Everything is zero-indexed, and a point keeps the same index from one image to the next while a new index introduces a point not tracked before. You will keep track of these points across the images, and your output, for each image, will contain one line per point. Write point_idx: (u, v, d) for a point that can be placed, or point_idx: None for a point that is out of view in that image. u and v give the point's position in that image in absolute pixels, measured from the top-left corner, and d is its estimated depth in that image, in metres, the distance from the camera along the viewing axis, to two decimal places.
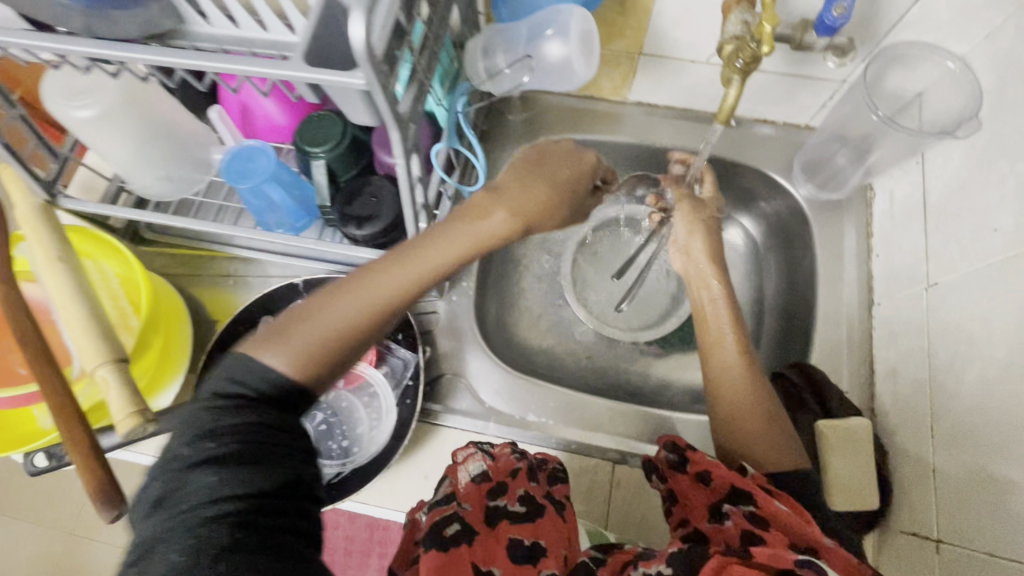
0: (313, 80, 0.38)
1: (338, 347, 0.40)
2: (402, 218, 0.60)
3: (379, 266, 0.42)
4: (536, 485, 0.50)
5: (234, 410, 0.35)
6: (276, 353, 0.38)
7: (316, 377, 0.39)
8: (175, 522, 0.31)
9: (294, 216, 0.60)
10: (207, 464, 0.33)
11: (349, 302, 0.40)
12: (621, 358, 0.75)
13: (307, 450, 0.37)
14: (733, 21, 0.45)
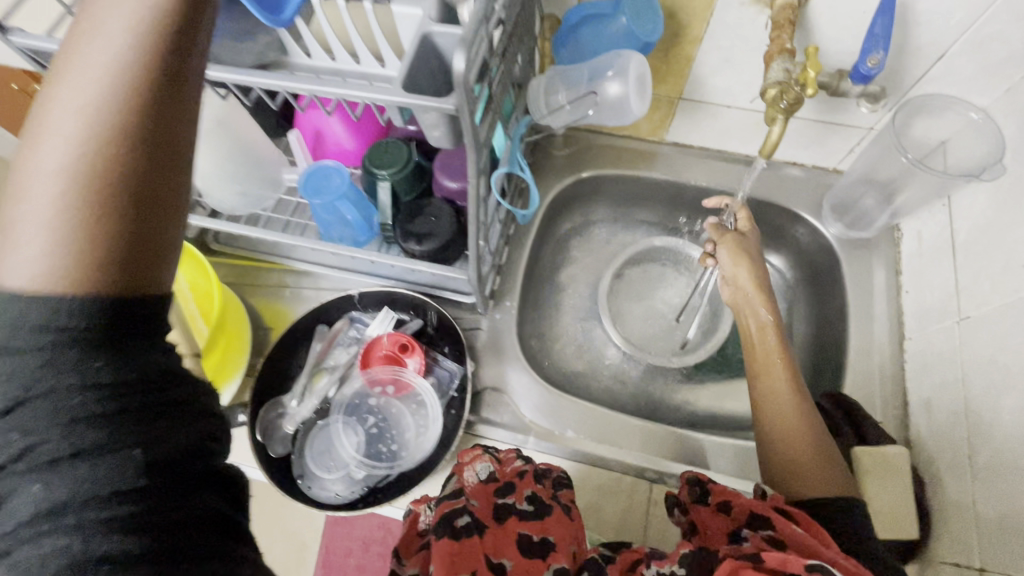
0: (407, 104, 0.43)
1: (101, 233, 0.28)
2: (458, 236, 0.65)
3: (62, 106, 0.28)
4: (544, 486, 0.51)
5: (70, 373, 0.28)
6: (20, 253, 0.27)
7: (74, 261, 0.27)
8: (22, 535, 0.26)
9: (357, 231, 0.66)
10: (43, 463, 0.27)
11: (60, 149, 0.27)
12: (654, 384, 0.77)
13: (169, 410, 0.31)
14: (775, 68, 0.50)
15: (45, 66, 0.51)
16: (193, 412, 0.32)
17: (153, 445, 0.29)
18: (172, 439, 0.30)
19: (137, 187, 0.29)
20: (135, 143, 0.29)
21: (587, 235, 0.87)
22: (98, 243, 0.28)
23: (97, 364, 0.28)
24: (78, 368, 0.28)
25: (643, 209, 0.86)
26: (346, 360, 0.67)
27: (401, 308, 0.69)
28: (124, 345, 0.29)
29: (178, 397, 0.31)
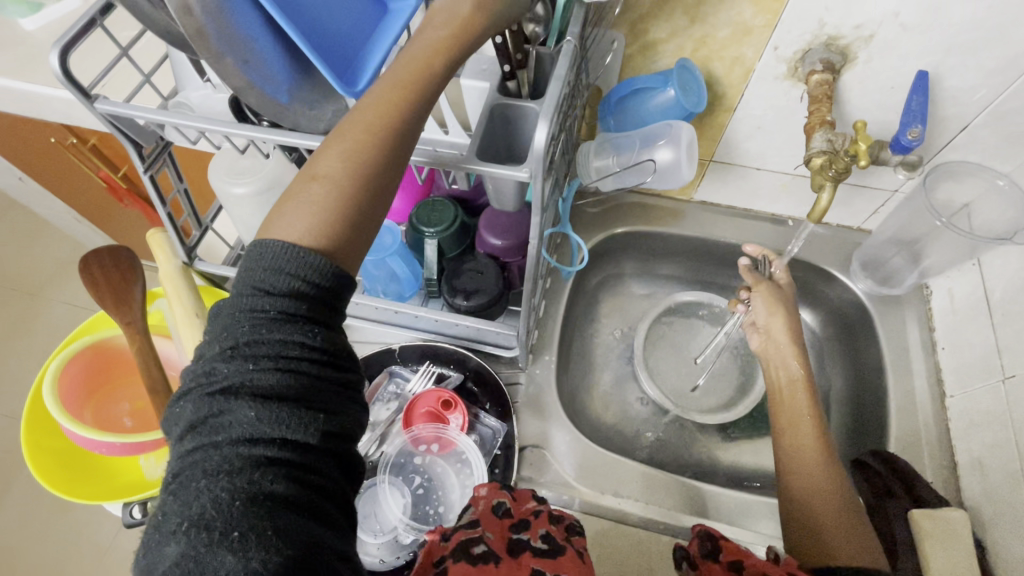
0: (480, 171, 0.45)
1: (344, 214, 0.36)
2: (504, 292, 0.66)
3: (361, 110, 0.37)
4: (558, 528, 0.51)
5: (288, 332, 0.33)
6: (287, 222, 0.35)
7: (332, 238, 0.35)
8: (223, 450, 0.31)
9: (402, 285, 0.68)
10: (259, 395, 0.32)
11: (350, 145, 0.37)
12: (692, 440, 0.76)
13: (347, 387, 0.36)
14: (818, 139, 0.53)
15: (120, 131, 0.53)
16: (353, 399, 0.37)
17: (328, 415, 0.34)
18: (343, 413, 0.35)
19: (384, 186, 0.38)
20: (397, 155, 0.38)
21: (617, 289, 0.89)
22: (349, 230, 0.36)
23: (311, 332, 0.34)
24: (297, 329, 0.34)
25: (672, 264, 0.88)
26: (385, 416, 0.66)
27: (442, 362, 0.69)
28: (325, 323, 0.35)
29: (350, 382, 0.37)
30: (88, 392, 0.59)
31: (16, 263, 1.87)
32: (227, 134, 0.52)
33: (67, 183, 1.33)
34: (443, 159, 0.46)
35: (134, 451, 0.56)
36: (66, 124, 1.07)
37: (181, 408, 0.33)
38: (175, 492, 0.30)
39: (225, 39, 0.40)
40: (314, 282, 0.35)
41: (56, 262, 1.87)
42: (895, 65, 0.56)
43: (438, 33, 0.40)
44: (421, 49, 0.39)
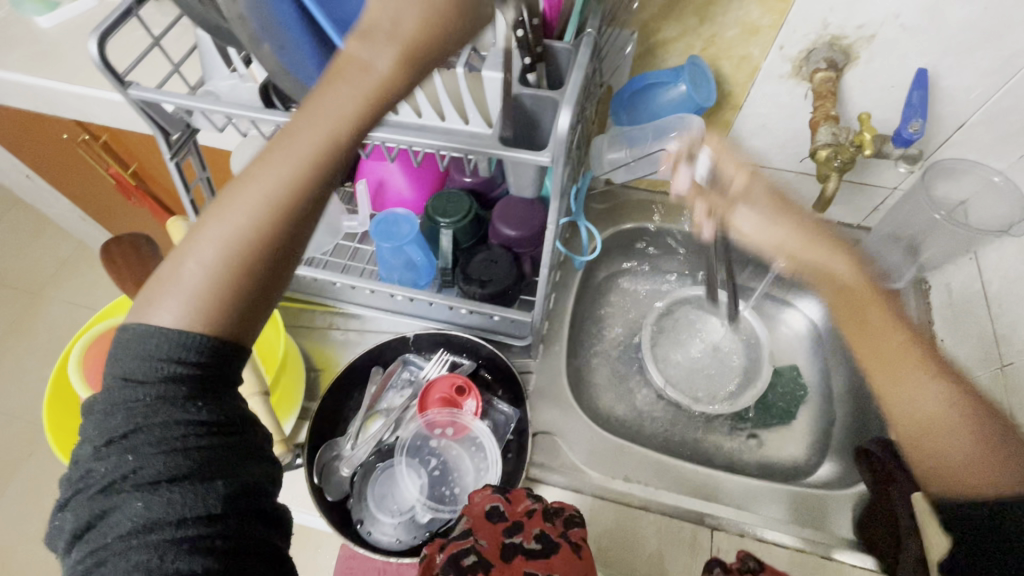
0: (502, 156, 0.47)
1: (228, 301, 0.35)
2: (517, 282, 0.68)
3: (245, 191, 0.36)
4: (554, 524, 0.52)
5: (171, 410, 0.34)
6: (167, 303, 0.35)
7: (216, 322, 0.35)
8: (119, 545, 0.32)
9: (418, 274, 0.69)
10: (144, 484, 0.33)
11: (234, 225, 0.35)
12: (697, 430, 0.78)
13: (244, 446, 0.37)
14: (824, 133, 0.56)
15: (149, 116, 0.55)
16: (256, 453, 0.37)
17: (225, 478, 0.35)
18: (243, 470, 0.36)
19: (274, 272, 0.37)
20: (291, 232, 0.37)
21: (624, 284, 0.90)
22: (237, 313, 0.36)
23: (195, 406, 0.35)
24: (180, 407, 0.34)
25: (678, 260, 0.89)
26: (399, 403, 0.68)
27: (455, 349, 0.70)
28: (212, 392, 0.36)
29: (249, 440, 0.37)
30: None
31: (19, 262, 1.87)
32: (254, 120, 0.54)
33: (77, 180, 1.34)
34: (467, 145, 0.48)
35: None
36: (78, 119, 1.08)
37: (70, 511, 0.34)
38: None
39: (262, 26, 0.42)
40: (190, 362, 0.35)
41: (59, 261, 1.87)
42: (896, 65, 0.59)
43: (346, 97, 0.36)
44: (326, 126, 0.36)
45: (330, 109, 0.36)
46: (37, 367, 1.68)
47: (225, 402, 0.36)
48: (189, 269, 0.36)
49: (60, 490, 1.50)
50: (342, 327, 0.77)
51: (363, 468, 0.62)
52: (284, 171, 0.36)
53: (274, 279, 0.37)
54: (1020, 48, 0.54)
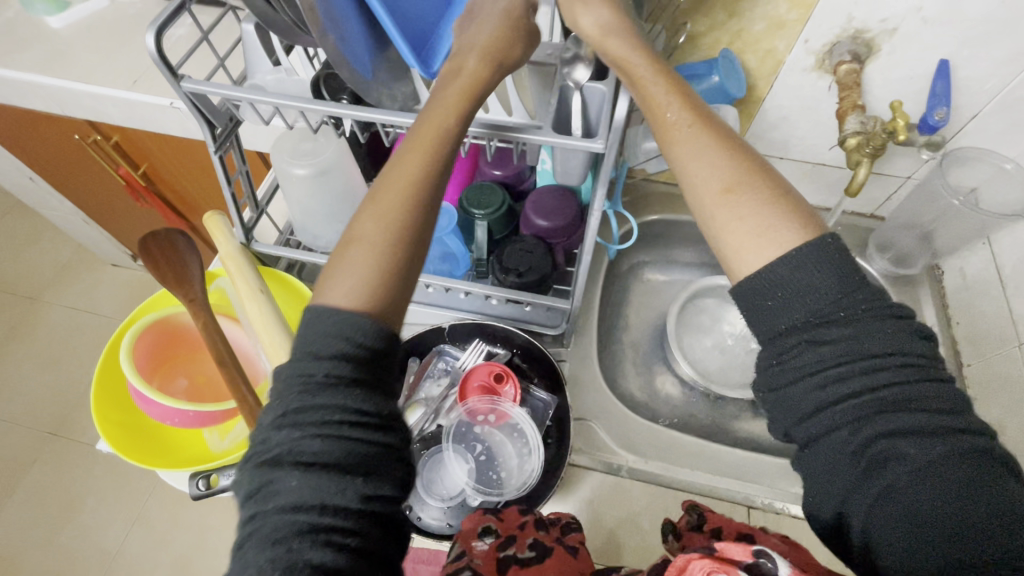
0: (555, 144, 0.49)
1: (389, 276, 0.42)
2: (553, 270, 0.69)
3: (386, 185, 0.44)
4: (545, 532, 0.54)
5: (336, 396, 0.37)
6: (339, 285, 0.41)
7: (380, 293, 0.41)
8: (275, 516, 0.34)
9: (454, 265, 0.71)
10: (304, 463, 0.35)
11: (385, 213, 0.43)
12: (724, 416, 0.80)
13: (389, 444, 0.39)
14: (852, 121, 0.58)
15: (198, 111, 0.55)
16: (401, 459, 0.40)
17: (370, 476, 0.37)
18: (384, 470, 0.38)
19: (419, 252, 0.44)
20: (427, 214, 0.44)
21: (643, 276, 0.92)
22: (395, 283, 0.42)
23: (355, 395, 0.37)
24: (344, 393, 0.37)
25: (695, 252, 0.92)
26: (437, 392, 0.69)
27: (490, 339, 0.71)
28: (370, 383, 0.39)
29: (397, 442, 0.39)
30: (153, 366, 0.61)
31: (16, 267, 1.84)
32: (303, 112, 0.55)
33: (83, 181, 1.33)
34: (521, 133, 0.49)
35: (202, 423, 0.57)
36: (92, 119, 1.07)
37: (242, 472, 0.38)
38: (238, 561, 0.34)
39: (328, 17, 0.44)
40: (359, 348, 0.39)
41: (57, 265, 1.84)
42: (916, 56, 0.61)
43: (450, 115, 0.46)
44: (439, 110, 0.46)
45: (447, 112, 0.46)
46: (37, 372, 1.65)
47: (383, 394, 0.39)
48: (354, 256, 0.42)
49: (63, 496, 1.48)
50: None
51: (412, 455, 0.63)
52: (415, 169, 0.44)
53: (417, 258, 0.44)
54: None
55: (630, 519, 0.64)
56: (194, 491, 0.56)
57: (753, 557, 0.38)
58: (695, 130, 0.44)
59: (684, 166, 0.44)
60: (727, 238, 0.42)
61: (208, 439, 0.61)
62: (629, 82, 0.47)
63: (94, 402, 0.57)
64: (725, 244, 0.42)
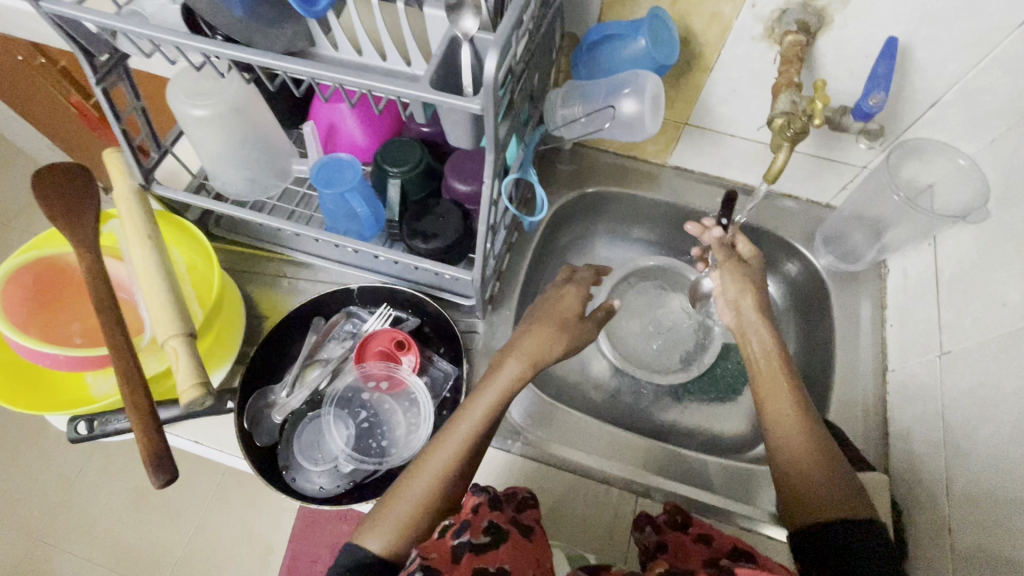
0: (432, 101, 0.44)
1: (423, 526, 0.52)
2: (466, 237, 0.65)
3: (411, 471, 0.54)
4: (500, 513, 0.53)
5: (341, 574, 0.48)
6: (377, 536, 0.51)
7: (412, 547, 0.51)
8: None
9: (361, 225, 0.66)
10: None
11: (426, 467, 0.54)
12: (643, 399, 0.79)
13: None
14: (784, 100, 0.53)
15: (67, 35, 0.51)
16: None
17: None
18: None
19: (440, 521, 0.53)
20: (453, 489, 0.54)
21: (583, 250, 0.89)
22: (422, 538, 0.52)
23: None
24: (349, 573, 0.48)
25: (640, 230, 0.88)
26: (339, 353, 0.67)
27: (399, 305, 0.69)
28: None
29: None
30: (33, 308, 0.59)
31: None
32: (180, 47, 0.51)
33: (36, 107, 1.27)
34: (397, 88, 0.45)
35: (78, 368, 0.56)
36: (34, 42, 1.02)
37: None
38: None
39: None
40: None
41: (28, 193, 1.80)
42: (870, 32, 0.55)
43: (476, 410, 0.56)
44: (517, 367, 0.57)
45: (488, 405, 0.56)
46: None
47: None
48: (400, 502, 0.52)
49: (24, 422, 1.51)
50: (291, 277, 0.76)
51: (295, 414, 0.63)
52: (446, 470, 0.54)
53: (453, 498, 0.54)
54: (999, 20, 0.51)
55: None
56: (72, 434, 0.58)
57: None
58: (790, 395, 0.57)
59: (782, 440, 0.56)
60: (807, 482, 0.53)
61: (91, 384, 0.61)
62: (770, 427, 0.57)
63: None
64: (804, 491, 0.52)
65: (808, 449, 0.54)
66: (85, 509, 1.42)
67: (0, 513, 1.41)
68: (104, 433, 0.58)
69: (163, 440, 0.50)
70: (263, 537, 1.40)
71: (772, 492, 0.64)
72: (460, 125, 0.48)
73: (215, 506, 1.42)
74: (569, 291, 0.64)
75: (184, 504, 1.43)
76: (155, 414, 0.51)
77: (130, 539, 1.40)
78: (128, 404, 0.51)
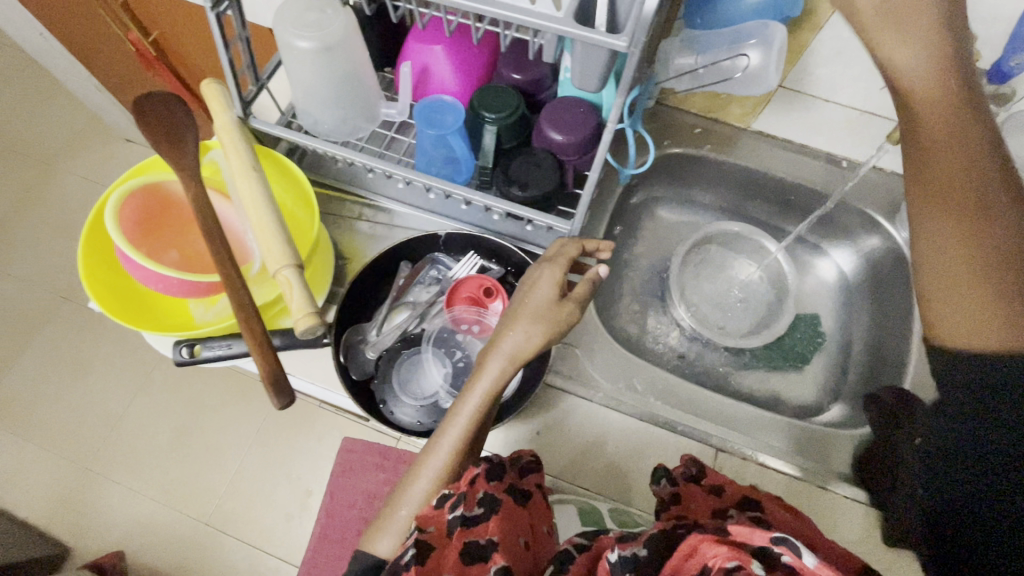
0: (574, 36, 0.43)
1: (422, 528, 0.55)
2: (560, 187, 0.65)
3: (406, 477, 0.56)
4: (495, 483, 0.50)
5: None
6: (384, 540, 0.54)
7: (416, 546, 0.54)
8: None
9: (456, 169, 0.66)
10: None
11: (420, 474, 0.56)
12: (711, 361, 0.80)
13: None
14: None
15: None
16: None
17: None
18: None
19: None
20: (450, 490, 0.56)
21: (655, 212, 0.88)
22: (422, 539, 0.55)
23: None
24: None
25: (713, 194, 0.87)
26: (425, 298, 0.68)
27: (485, 254, 0.70)
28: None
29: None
30: (139, 232, 0.59)
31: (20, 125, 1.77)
32: None
33: (92, 35, 1.24)
34: (538, 21, 0.44)
35: (187, 292, 0.58)
36: None
37: None
38: None
39: None
40: None
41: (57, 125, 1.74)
42: None
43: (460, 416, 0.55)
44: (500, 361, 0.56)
45: (475, 407, 0.55)
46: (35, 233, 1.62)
47: None
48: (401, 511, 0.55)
49: (70, 359, 1.53)
50: (370, 219, 0.78)
51: (393, 350, 0.64)
52: (440, 474, 0.55)
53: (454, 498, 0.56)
54: None
55: (595, 445, 0.65)
56: (178, 357, 0.59)
57: (775, 547, 0.38)
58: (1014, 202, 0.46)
59: (933, 269, 0.48)
60: (952, 311, 0.47)
61: (192, 311, 0.62)
62: (918, 177, 0.48)
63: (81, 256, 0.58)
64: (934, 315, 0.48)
65: (971, 270, 0.46)
66: (131, 445, 1.45)
67: (53, 444, 1.46)
68: (205, 358, 0.60)
69: (280, 367, 0.52)
70: (300, 482, 1.39)
71: (845, 455, 0.66)
72: (592, 64, 0.47)
73: (255, 448, 1.43)
74: (543, 275, 0.59)
75: (225, 444, 1.44)
76: (269, 342, 0.53)
77: (175, 475, 1.43)
78: (245, 331, 0.52)
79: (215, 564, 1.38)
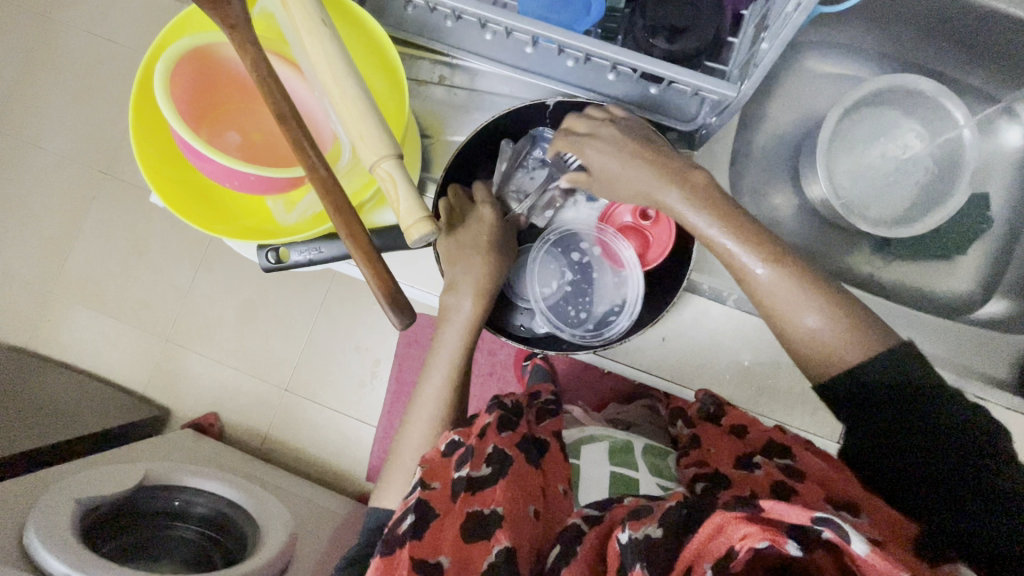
0: None
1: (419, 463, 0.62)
2: (718, 34, 0.51)
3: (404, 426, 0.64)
4: (505, 438, 0.58)
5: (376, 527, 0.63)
6: (389, 492, 0.63)
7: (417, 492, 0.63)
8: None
9: (578, 13, 0.51)
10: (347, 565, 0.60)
11: (417, 418, 0.63)
12: (843, 248, 0.73)
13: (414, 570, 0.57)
14: None
15: None
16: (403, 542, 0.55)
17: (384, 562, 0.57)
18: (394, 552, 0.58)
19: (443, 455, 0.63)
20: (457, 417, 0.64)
21: (794, 63, 0.74)
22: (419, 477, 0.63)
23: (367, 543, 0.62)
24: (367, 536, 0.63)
25: (876, 35, 0.72)
26: (533, 187, 0.63)
27: None
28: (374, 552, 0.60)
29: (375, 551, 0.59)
30: (193, 115, 0.49)
31: None
32: None
33: None
34: None
35: (264, 190, 0.48)
36: None
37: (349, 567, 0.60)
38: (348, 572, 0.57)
39: None
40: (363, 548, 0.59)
41: None
42: None
43: (446, 359, 0.63)
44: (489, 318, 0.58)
45: (461, 341, 0.62)
46: (38, 92, 1.41)
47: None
48: (405, 460, 0.63)
49: (114, 233, 1.41)
50: (447, 81, 0.64)
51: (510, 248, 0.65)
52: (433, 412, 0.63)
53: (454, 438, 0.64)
54: None
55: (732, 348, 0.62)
56: (265, 263, 0.54)
57: (816, 526, 0.37)
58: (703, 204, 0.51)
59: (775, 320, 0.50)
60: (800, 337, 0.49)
61: (271, 210, 0.54)
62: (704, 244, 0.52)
63: (133, 119, 0.49)
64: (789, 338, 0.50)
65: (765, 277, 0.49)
66: (204, 320, 1.41)
67: (128, 316, 1.42)
68: (294, 263, 0.55)
69: (395, 284, 0.44)
70: (368, 352, 1.37)
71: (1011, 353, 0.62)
72: None
73: (322, 323, 1.38)
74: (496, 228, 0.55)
75: (294, 318, 1.39)
76: (377, 253, 0.44)
77: (252, 346, 1.40)
78: (347, 238, 0.43)
79: (300, 425, 1.39)
